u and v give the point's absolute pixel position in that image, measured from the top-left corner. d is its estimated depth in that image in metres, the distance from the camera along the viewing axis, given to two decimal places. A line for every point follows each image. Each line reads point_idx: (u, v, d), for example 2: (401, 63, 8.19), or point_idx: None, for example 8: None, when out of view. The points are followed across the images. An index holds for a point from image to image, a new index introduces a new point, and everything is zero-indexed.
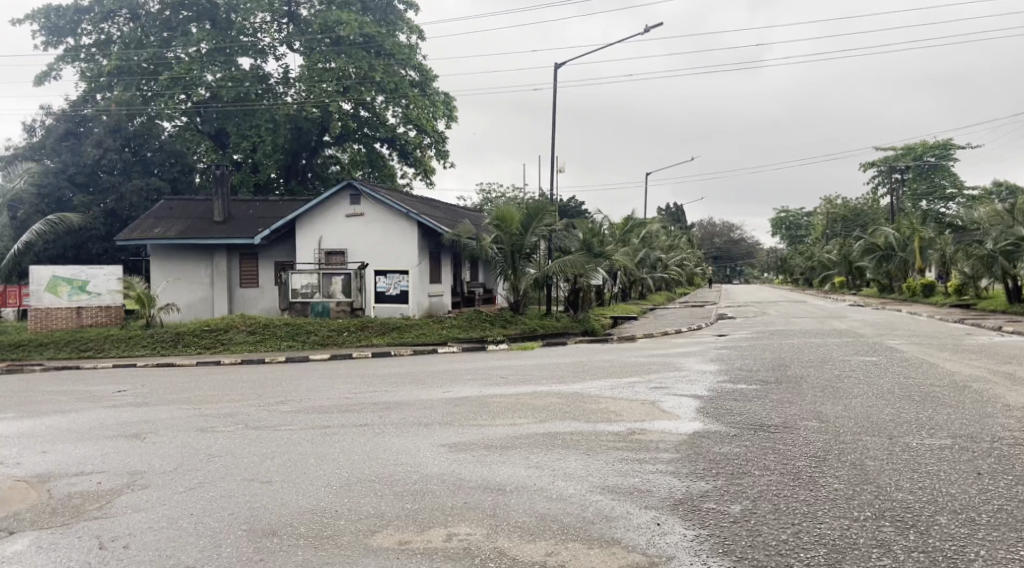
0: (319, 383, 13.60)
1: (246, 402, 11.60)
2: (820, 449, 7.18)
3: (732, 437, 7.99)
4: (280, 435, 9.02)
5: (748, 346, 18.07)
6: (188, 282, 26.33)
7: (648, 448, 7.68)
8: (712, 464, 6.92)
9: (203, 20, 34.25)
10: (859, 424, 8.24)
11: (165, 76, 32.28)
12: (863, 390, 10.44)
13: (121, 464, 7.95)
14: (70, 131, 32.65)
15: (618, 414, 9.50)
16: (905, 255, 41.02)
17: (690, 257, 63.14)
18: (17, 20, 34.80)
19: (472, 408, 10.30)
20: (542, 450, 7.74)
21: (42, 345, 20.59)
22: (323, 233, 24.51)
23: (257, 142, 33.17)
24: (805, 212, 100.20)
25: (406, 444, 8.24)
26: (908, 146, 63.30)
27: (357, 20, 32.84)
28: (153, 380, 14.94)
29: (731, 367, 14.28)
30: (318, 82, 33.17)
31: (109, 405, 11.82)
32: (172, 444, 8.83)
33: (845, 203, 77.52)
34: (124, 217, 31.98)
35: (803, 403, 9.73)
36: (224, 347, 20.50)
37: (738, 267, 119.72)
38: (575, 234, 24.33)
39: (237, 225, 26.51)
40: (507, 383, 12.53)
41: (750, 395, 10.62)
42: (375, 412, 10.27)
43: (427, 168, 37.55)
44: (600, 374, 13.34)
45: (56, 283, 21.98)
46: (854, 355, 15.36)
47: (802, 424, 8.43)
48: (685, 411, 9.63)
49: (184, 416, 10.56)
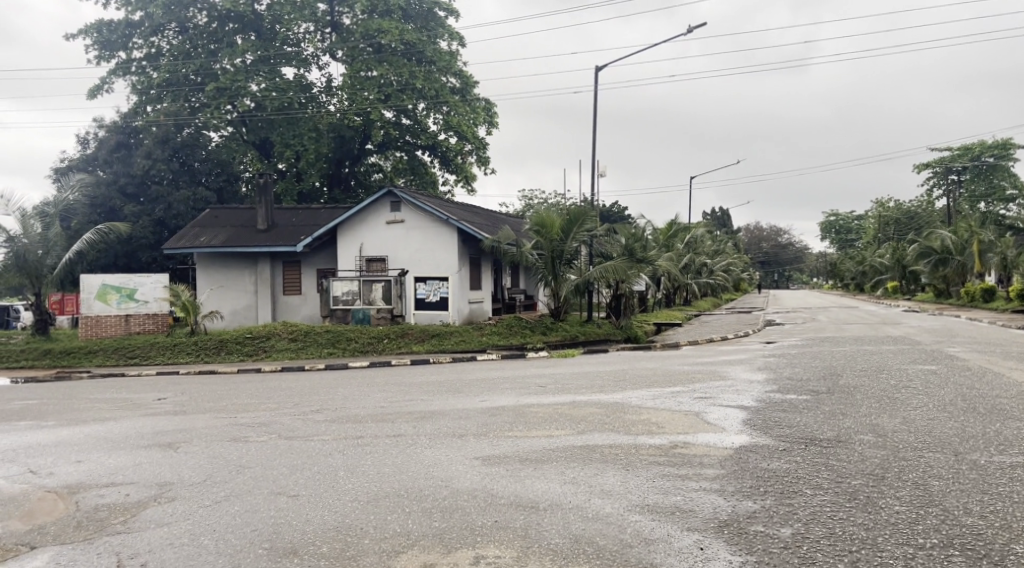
0: (356, 391, 13.44)
1: (281, 411, 11.46)
2: (879, 467, 6.72)
3: (781, 452, 7.56)
4: (312, 446, 8.83)
5: (798, 353, 17.47)
6: (233, 289, 26.52)
7: (692, 464, 7.28)
8: (760, 481, 6.51)
9: (249, 31, 34.45)
10: (919, 439, 7.75)
11: (211, 85, 32.57)
12: (921, 402, 9.90)
13: (153, 475, 7.81)
14: (121, 143, 33.47)
15: (660, 426, 9.11)
16: (963, 259, 39.58)
17: (736, 263, 61.91)
18: (70, 35, 35.61)
19: (509, 418, 10.00)
20: (579, 463, 7.42)
21: (91, 352, 20.85)
22: (364, 240, 24.47)
23: (300, 150, 33.41)
24: (857, 215, 97.83)
25: (440, 457, 7.98)
26: (964, 146, 61.32)
27: (398, 28, 32.86)
28: (194, 388, 14.98)
29: (780, 376, 13.72)
30: (360, 91, 33.15)
31: (147, 414, 11.78)
32: (204, 453, 8.70)
33: (899, 206, 75.40)
34: (171, 226, 32.45)
35: (857, 416, 9.22)
36: (266, 354, 20.52)
37: (787, 271, 117.69)
38: (617, 239, 23.93)
39: (281, 233, 26.62)
40: (546, 392, 12.22)
41: (799, 406, 10.14)
42: (410, 422, 10.03)
43: (469, 174, 37.33)
44: (644, 383, 12.93)
45: (106, 291, 22.25)
46: (911, 363, 14.73)
47: (857, 438, 7.96)
48: (731, 423, 9.21)
49: (219, 426, 10.44)
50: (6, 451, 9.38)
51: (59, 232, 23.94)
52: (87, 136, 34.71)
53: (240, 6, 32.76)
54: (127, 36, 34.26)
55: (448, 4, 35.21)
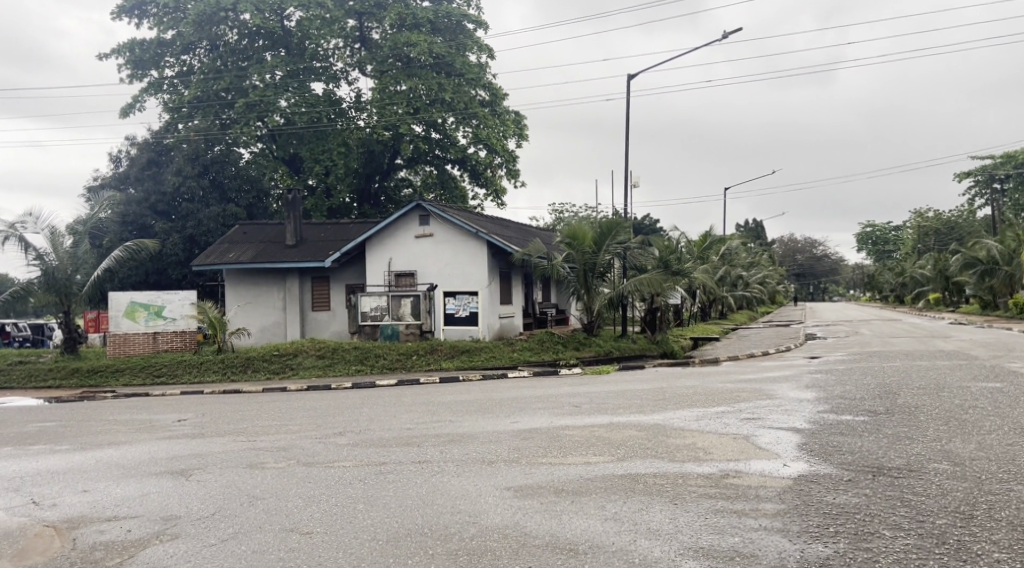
0: (382, 412, 12.82)
1: (302, 434, 10.87)
2: (964, 503, 6.02)
3: (848, 484, 6.78)
4: (332, 474, 8.23)
5: (847, 370, 16.57)
6: (262, 306, 26.17)
7: (747, 497, 6.54)
8: (829, 520, 5.77)
9: (278, 47, 34.29)
10: (1002, 471, 6.98)
11: (241, 101, 32.35)
12: (993, 427, 9.06)
13: (160, 506, 7.23)
14: (153, 160, 33.62)
15: (708, 452, 8.35)
16: (1011, 269, 38.18)
17: (771, 274, 60.68)
18: (104, 55, 35.77)
19: (542, 443, 9.29)
20: (621, 497, 6.69)
21: (118, 371, 20.51)
22: (392, 255, 23.94)
23: (329, 165, 33.05)
24: (893, 226, 95.78)
25: (467, 487, 7.31)
26: (1008, 153, 59.75)
27: (427, 41, 32.54)
28: (215, 408, 14.48)
29: (833, 394, 12.79)
30: (388, 105, 32.83)
31: (164, 437, 11.22)
32: (217, 482, 8.10)
33: (938, 216, 73.64)
34: (201, 242, 32.23)
35: (926, 441, 8.46)
36: (293, 372, 20.04)
37: (822, 283, 115.46)
38: (651, 251, 23.19)
39: (309, 248, 26.22)
40: (582, 413, 11.48)
41: (859, 430, 9.33)
42: (437, 446, 9.40)
43: (498, 188, 36.81)
44: (687, 403, 12.14)
45: (134, 308, 22.05)
46: (974, 380, 13.78)
47: (932, 467, 7.22)
48: (786, 449, 8.44)
49: (236, 451, 9.84)
50: (12, 478, 8.88)
51: (88, 249, 23.69)
52: (120, 154, 34.80)
53: (268, 22, 32.45)
54: (159, 55, 34.25)
55: (477, 16, 34.75)
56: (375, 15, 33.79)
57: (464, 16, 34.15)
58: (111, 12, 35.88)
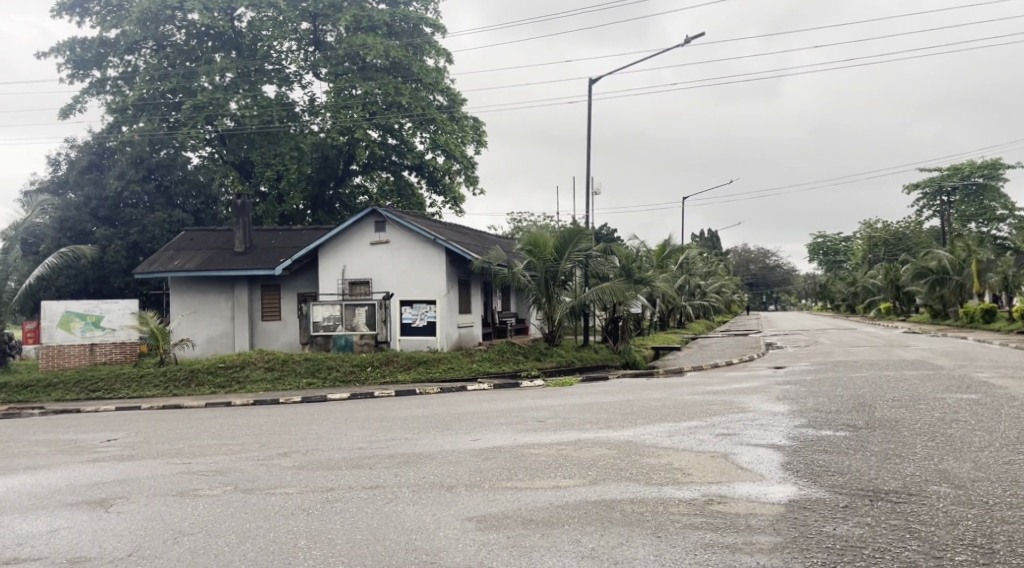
0: (330, 430, 11.90)
1: (243, 456, 9.94)
2: (979, 534, 5.44)
3: (846, 511, 6.14)
4: (273, 502, 7.36)
5: (816, 381, 16.05)
6: (208, 316, 24.95)
7: (737, 527, 5.87)
8: (834, 557, 5.15)
9: (228, 48, 33.19)
10: (1010, 495, 6.42)
11: (188, 102, 31.09)
12: (983, 443, 8.56)
13: (68, 546, 6.29)
14: (93, 164, 31.94)
15: (687, 473, 7.68)
16: (961, 278, 38.58)
17: (726, 283, 60.85)
18: (42, 54, 34.14)
19: (507, 463, 8.53)
20: (598, 529, 5.97)
21: (50, 386, 19.18)
22: (346, 262, 23.01)
23: (281, 170, 31.91)
24: (843, 237, 97.29)
25: (424, 518, 6.52)
26: (954, 166, 61.03)
27: (383, 44, 31.66)
28: (151, 426, 13.40)
29: (807, 408, 12.22)
30: (344, 109, 31.82)
31: (88, 461, 10.17)
32: (141, 515, 7.17)
33: (887, 227, 74.88)
34: (144, 250, 30.71)
35: (917, 458, 7.92)
36: (240, 386, 18.97)
37: (775, 295, 116.97)
38: (614, 258, 22.52)
39: (259, 255, 25.16)
40: (549, 429, 10.74)
41: (843, 447, 8.73)
42: (390, 468, 8.56)
43: (457, 195, 36.00)
44: (655, 418, 11.48)
45: (69, 319, 20.66)
46: (948, 390, 13.39)
47: (932, 490, 6.67)
48: (769, 469, 7.83)
49: (167, 475, 8.89)
50: None
51: (19, 256, 22.26)
52: (58, 157, 33.05)
53: (218, 22, 31.40)
54: (102, 54, 32.85)
55: (434, 20, 34.01)
56: (330, 17, 32.74)
57: (422, 19, 33.33)
58: (51, 10, 34.31)
